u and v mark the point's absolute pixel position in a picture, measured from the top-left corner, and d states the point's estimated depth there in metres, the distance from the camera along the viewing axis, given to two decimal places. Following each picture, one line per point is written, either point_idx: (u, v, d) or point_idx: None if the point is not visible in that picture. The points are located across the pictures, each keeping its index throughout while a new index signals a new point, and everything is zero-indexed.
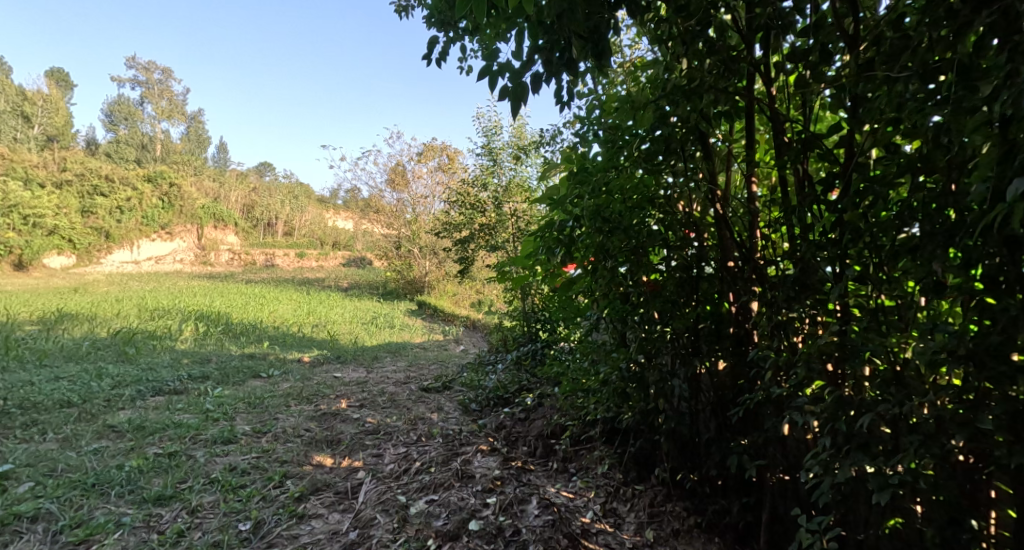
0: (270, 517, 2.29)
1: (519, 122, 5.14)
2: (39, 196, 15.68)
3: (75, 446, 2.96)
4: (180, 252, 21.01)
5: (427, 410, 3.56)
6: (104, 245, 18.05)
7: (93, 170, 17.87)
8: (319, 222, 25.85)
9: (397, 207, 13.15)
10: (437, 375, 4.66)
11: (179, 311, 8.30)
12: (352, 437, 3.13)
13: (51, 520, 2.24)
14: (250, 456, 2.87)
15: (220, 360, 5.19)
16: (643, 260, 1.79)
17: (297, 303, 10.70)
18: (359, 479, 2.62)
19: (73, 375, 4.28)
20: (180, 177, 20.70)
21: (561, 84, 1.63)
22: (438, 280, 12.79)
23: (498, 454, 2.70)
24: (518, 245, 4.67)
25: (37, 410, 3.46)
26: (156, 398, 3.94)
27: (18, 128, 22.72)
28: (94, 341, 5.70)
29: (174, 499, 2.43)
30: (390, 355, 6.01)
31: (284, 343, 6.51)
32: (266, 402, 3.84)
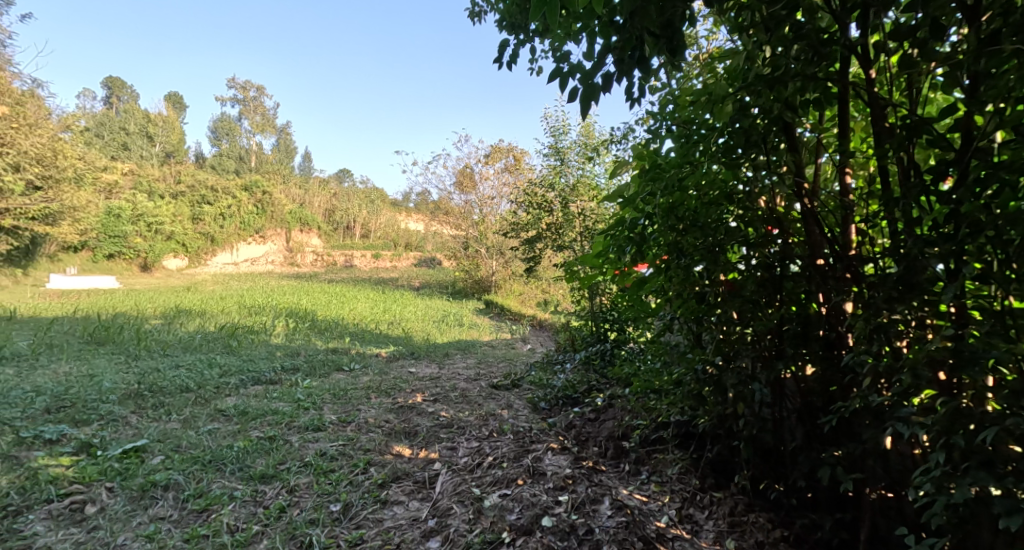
0: (358, 500, 2.45)
1: (586, 120, 5.12)
2: (159, 206, 17.59)
3: (195, 426, 3.32)
4: (272, 254, 22.82)
5: (497, 407, 3.63)
6: (210, 249, 20.01)
7: (202, 182, 19.89)
8: (393, 224, 27.03)
9: (465, 208, 13.48)
10: (506, 373, 4.74)
11: (272, 308, 9.03)
12: (428, 430, 3.26)
13: (178, 489, 2.53)
14: (337, 443, 3.07)
15: (307, 354, 5.58)
16: (720, 258, 1.71)
17: (373, 301, 11.27)
18: (435, 471, 2.73)
19: (189, 363, 4.80)
20: (271, 186, 22.45)
21: (633, 82, 1.60)
22: (505, 280, 12.96)
23: (568, 453, 2.70)
24: (585, 245, 4.65)
25: (162, 393, 3.92)
26: (256, 387, 4.32)
27: (143, 147, 25.79)
28: (203, 335, 6.32)
29: (275, 478, 2.66)
30: (460, 352, 6.19)
31: (363, 339, 6.90)
32: (349, 394, 4.09)
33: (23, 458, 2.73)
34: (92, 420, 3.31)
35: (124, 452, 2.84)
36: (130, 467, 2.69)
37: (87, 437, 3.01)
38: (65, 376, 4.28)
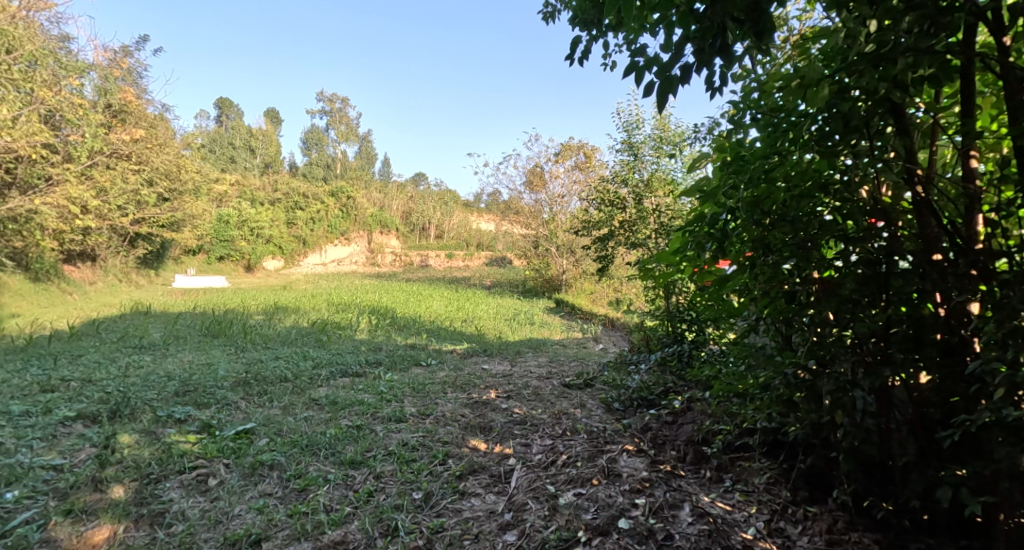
0: (438, 490, 2.55)
1: (661, 112, 4.97)
2: (260, 212, 19.24)
3: (293, 413, 3.61)
4: (355, 255, 24.22)
5: (570, 406, 3.62)
6: (301, 250, 21.62)
7: (294, 189, 21.55)
8: (465, 225, 27.70)
9: (536, 207, 13.51)
10: (578, 373, 4.70)
11: (356, 306, 9.60)
12: (502, 426, 3.32)
13: (281, 469, 2.77)
14: (418, 435, 3.21)
15: (389, 349, 5.88)
16: (813, 254, 1.59)
17: (446, 300, 11.61)
18: (510, 466, 2.77)
19: (286, 356, 5.23)
20: (354, 191, 23.82)
21: (714, 71, 1.54)
22: (576, 279, 12.84)
23: (645, 456, 2.63)
24: (661, 242, 4.51)
25: (265, 382, 4.30)
26: (344, 379, 4.62)
27: (245, 159, 28.36)
28: (298, 330, 6.85)
29: (363, 464, 2.83)
30: (531, 351, 6.24)
31: (439, 335, 7.15)
32: (427, 388, 4.25)
33: (158, 434, 3.12)
34: (210, 404, 3.71)
35: (237, 433, 3.16)
36: (242, 446, 2.98)
37: (208, 419, 3.38)
38: (187, 364, 4.83)
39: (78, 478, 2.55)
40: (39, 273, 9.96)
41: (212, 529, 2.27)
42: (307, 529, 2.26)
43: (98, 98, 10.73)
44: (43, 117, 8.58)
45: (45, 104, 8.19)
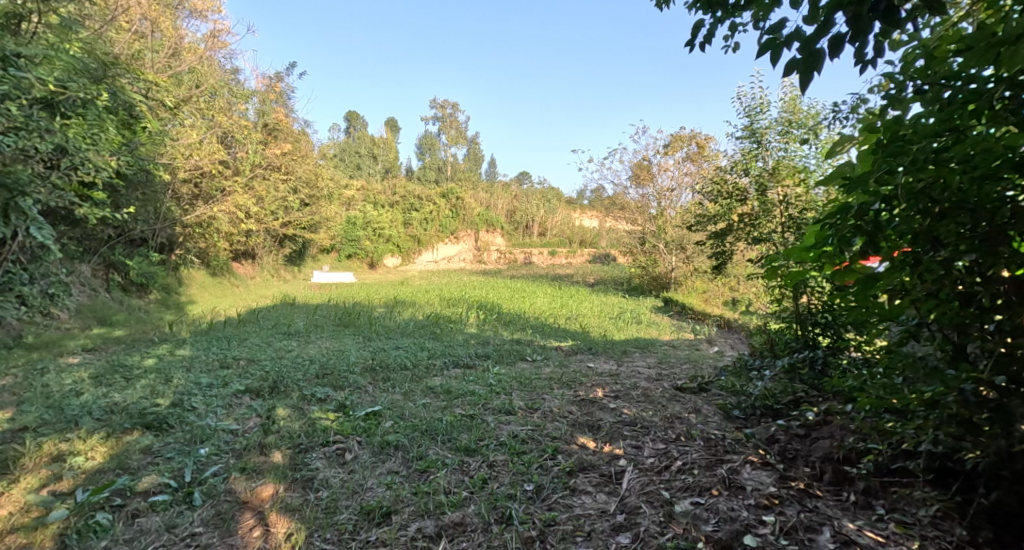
0: (549, 484, 2.57)
1: (790, 93, 4.50)
2: (381, 214, 20.93)
3: (412, 399, 3.87)
4: (464, 252, 25.29)
5: (683, 410, 3.44)
6: (416, 248, 23.11)
7: (410, 192, 23.08)
8: (568, 222, 27.71)
9: (642, 202, 13.01)
10: (692, 375, 4.45)
11: (465, 301, 10.04)
12: (611, 426, 3.26)
13: (405, 450, 2.98)
14: (527, 428, 3.26)
15: (496, 344, 6.06)
16: (1001, 248, 1.35)
17: (551, 297, 11.65)
18: (621, 467, 2.71)
19: (405, 346, 5.63)
20: (463, 191, 24.85)
21: (870, 40, 1.37)
22: (686, 277, 12.18)
23: (772, 470, 2.42)
24: (788, 236, 4.10)
25: (388, 368, 4.68)
26: (456, 369, 4.86)
27: (369, 165, 30.99)
28: (414, 322, 7.33)
29: (477, 452, 2.95)
30: (639, 350, 6.05)
31: (543, 332, 7.21)
32: (533, 383, 4.31)
33: (305, 410, 3.53)
34: (345, 386, 4.12)
35: (366, 414, 3.46)
36: (371, 426, 3.27)
37: (343, 399, 3.76)
38: (325, 349, 5.42)
39: (248, 442, 2.98)
40: (215, 269, 11.74)
41: (351, 497, 2.52)
42: (430, 508, 2.41)
43: (258, 119, 12.63)
44: (219, 138, 10.18)
45: (222, 127, 9.81)
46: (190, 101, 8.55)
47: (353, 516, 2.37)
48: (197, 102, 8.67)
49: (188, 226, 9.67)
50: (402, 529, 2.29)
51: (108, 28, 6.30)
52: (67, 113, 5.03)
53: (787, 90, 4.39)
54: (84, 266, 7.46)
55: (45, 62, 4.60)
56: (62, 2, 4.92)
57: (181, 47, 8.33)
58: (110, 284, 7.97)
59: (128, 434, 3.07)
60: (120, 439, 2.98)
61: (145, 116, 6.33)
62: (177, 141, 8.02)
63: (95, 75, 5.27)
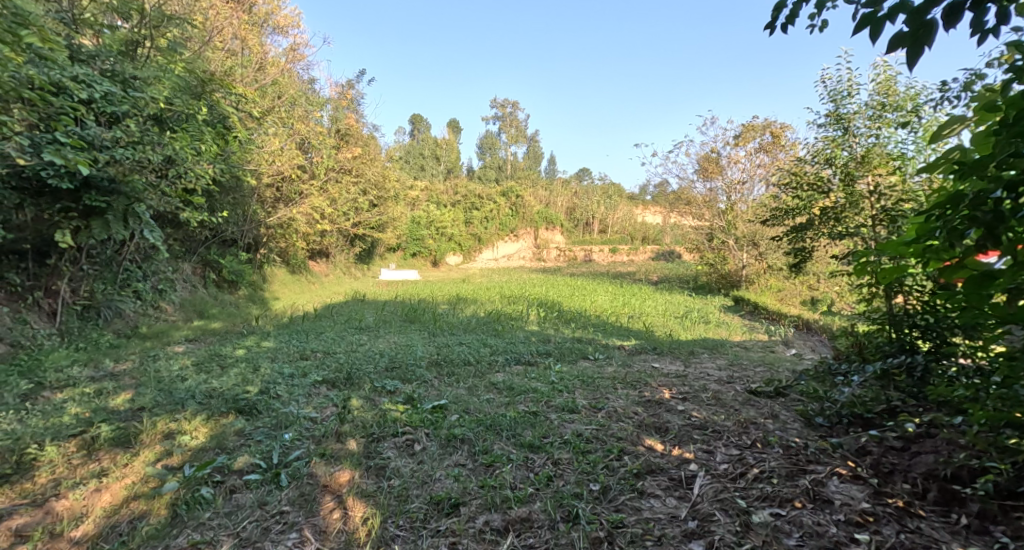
0: (616, 485, 2.54)
1: (882, 74, 4.16)
2: (444, 213, 21.51)
3: (477, 394, 3.95)
4: (525, 250, 25.39)
5: (759, 415, 3.27)
6: (477, 247, 23.51)
7: (471, 192, 23.50)
8: (630, 218, 27.13)
9: (710, 196, 12.44)
10: (767, 379, 4.21)
11: (524, 298, 10.11)
12: (679, 429, 3.16)
13: (471, 444, 3.05)
14: (591, 427, 3.23)
15: (557, 341, 6.05)
16: None
17: (613, 295, 11.44)
18: (691, 472, 2.63)
19: (468, 342, 5.75)
20: (524, 190, 24.93)
21: (992, 9, 1.23)
22: (759, 275, 11.53)
23: (865, 485, 2.26)
24: (880, 229, 3.78)
25: (452, 363, 4.80)
26: (518, 366, 4.91)
27: (432, 167, 31.89)
28: (476, 319, 7.46)
29: (542, 449, 2.96)
30: (707, 351, 5.81)
31: (605, 330, 7.11)
32: (597, 382, 4.26)
33: (377, 401, 3.71)
34: (412, 379, 4.28)
35: (433, 407, 3.57)
36: (438, 420, 3.37)
37: (411, 392, 3.90)
38: (393, 344, 5.65)
39: (326, 429, 3.17)
40: (294, 267, 12.56)
41: (421, 487, 2.61)
42: (497, 502, 2.46)
43: (331, 125, 13.12)
44: (298, 144, 10.88)
45: (300, 134, 10.47)
46: (273, 112, 9.20)
47: (424, 505, 2.46)
48: (279, 112, 9.33)
49: (271, 227, 10.40)
50: (470, 521, 2.35)
51: (204, 48, 6.94)
52: (173, 127, 5.66)
53: (880, 70, 4.06)
54: (185, 265, 8.23)
55: (156, 83, 5.25)
56: (170, 27, 5.53)
57: (265, 62, 8.99)
58: (206, 281, 8.74)
59: (224, 417, 3.35)
60: (218, 422, 3.27)
61: (237, 127, 6.79)
62: (262, 149, 8.65)
63: (194, 91, 5.84)
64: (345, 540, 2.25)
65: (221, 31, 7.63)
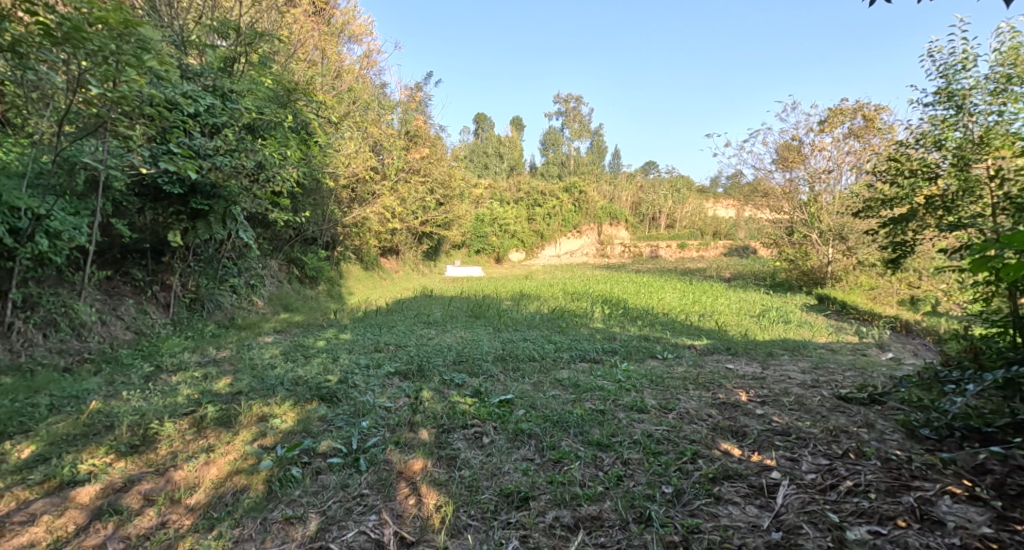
0: (690, 489, 2.46)
1: (1007, 43, 3.69)
2: (507, 210, 21.75)
3: (543, 390, 3.96)
4: (588, 246, 25.01)
5: (850, 423, 3.03)
6: (541, 243, 23.52)
7: (534, 188, 23.57)
8: (700, 212, 26.05)
9: (790, 187, 11.60)
10: (859, 384, 3.88)
11: (588, 295, 10.00)
12: (759, 433, 2.99)
13: (538, 439, 3.06)
14: (662, 428, 3.14)
15: (622, 339, 5.93)
16: None
17: (682, 292, 11.02)
18: (774, 480, 2.49)
19: (533, 338, 5.78)
20: (587, 185, 24.60)
21: None
22: (846, 271, 10.68)
23: (984, 507, 2.04)
24: (1002, 219, 3.35)
25: (517, 359, 4.85)
26: (583, 363, 4.87)
27: (496, 165, 32.28)
28: (540, 315, 7.47)
29: (610, 448, 2.92)
30: (787, 353, 5.46)
31: (673, 329, 6.87)
32: (666, 382, 4.13)
33: (446, 394, 3.82)
34: (479, 373, 4.36)
35: (500, 401, 3.63)
36: (505, 414, 3.41)
37: (478, 386, 3.98)
38: (460, 338, 5.79)
39: (400, 419, 3.31)
40: (367, 264, 13.19)
41: (491, 479, 2.67)
42: (566, 498, 2.45)
43: (401, 127, 13.67)
44: (371, 146, 11.40)
45: (373, 137, 10.99)
46: (349, 117, 9.72)
47: (494, 497, 2.51)
48: (354, 116, 9.84)
49: (347, 226, 10.99)
50: (540, 515, 2.36)
51: (288, 60, 7.46)
52: (263, 135, 6.11)
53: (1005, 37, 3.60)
54: (273, 262, 8.89)
55: (249, 94, 5.72)
56: (260, 44, 6.01)
57: (341, 70, 9.52)
58: (290, 277, 9.39)
59: (309, 403, 3.59)
60: (304, 407, 3.52)
61: (318, 132, 7.28)
62: (339, 152, 9.15)
63: (281, 100, 6.28)
64: (421, 526, 2.34)
65: (303, 43, 8.17)
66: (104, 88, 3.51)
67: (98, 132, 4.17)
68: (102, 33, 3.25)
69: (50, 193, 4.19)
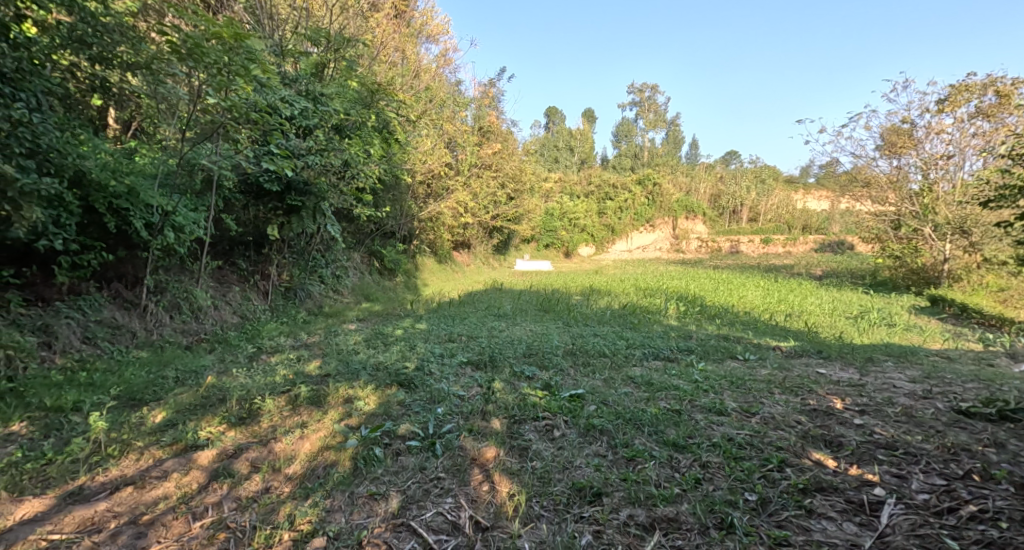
0: (777, 498, 2.31)
1: None
2: (577, 205, 21.59)
3: (614, 387, 3.88)
4: (661, 241, 23.82)
5: (971, 441, 2.70)
6: (611, 238, 23.03)
7: (606, 182, 23.13)
8: (788, 204, 24.23)
9: (897, 175, 10.50)
10: (983, 398, 3.43)
11: (662, 291, 9.66)
12: (858, 445, 2.74)
13: (610, 436, 3.01)
14: (744, 432, 2.97)
15: (699, 338, 5.67)
16: None
17: (766, 290, 10.28)
18: (877, 497, 2.29)
19: (604, 334, 5.68)
20: (662, 177, 23.67)
21: None
22: (969, 270, 9.51)
23: None
24: None
25: (589, 354, 4.78)
26: (656, 361, 4.71)
27: (565, 158, 32.01)
28: (611, 311, 7.31)
29: (687, 449, 2.80)
30: (891, 359, 4.94)
31: (756, 329, 6.46)
32: (748, 384, 3.89)
33: (517, 385, 3.86)
34: (549, 367, 4.36)
35: (571, 395, 3.60)
36: (576, 408, 3.38)
37: (548, 379, 3.98)
38: (531, 331, 5.82)
39: (473, 408, 3.38)
40: (441, 257, 13.58)
41: (563, 472, 2.66)
42: (640, 497, 2.39)
43: (474, 123, 13.88)
44: (446, 143, 11.71)
45: (447, 134, 11.28)
46: (425, 115, 10.05)
47: (566, 490, 2.50)
48: (430, 114, 10.17)
49: (422, 221, 11.38)
50: (614, 512, 2.32)
51: (371, 63, 7.83)
52: (350, 135, 6.37)
53: None
54: (356, 254, 9.42)
55: (337, 96, 6.06)
56: (347, 49, 6.35)
57: (419, 69, 9.84)
58: (371, 269, 9.88)
59: (389, 388, 3.77)
60: (384, 391, 3.69)
61: (398, 131, 7.59)
62: (416, 149, 9.51)
63: (365, 101, 6.62)
64: (495, 512, 2.38)
65: (385, 45, 8.57)
66: (217, 96, 3.92)
67: (214, 135, 4.71)
68: (215, 46, 3.58)
69: (175, 191, 4.71)
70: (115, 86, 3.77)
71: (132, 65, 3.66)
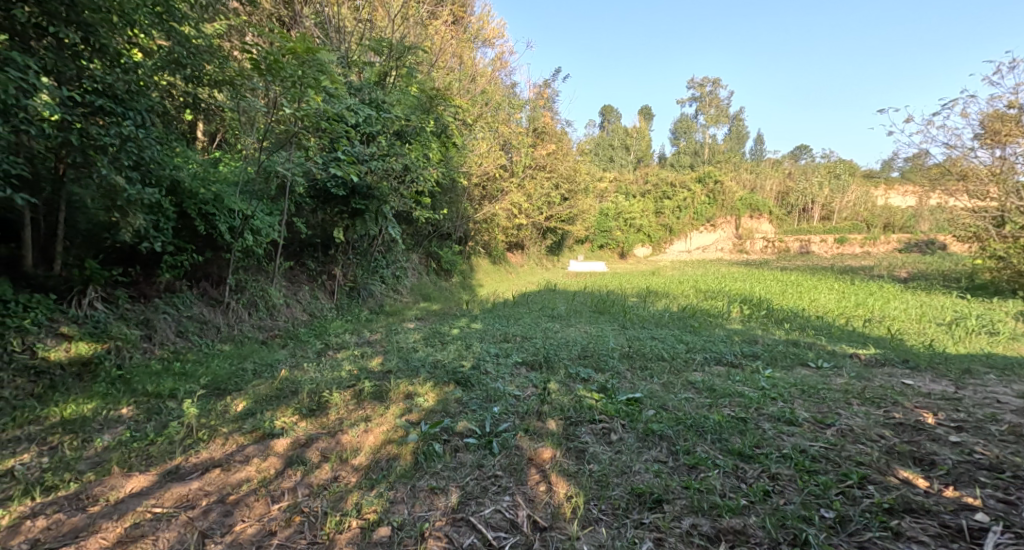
0: (858, 517, 2.14)
1: None
2: (632, 204, 21.15)
3: (673, 391, 3.75)
4: (722, 241, 22.92)
5: None
6: (670, 238, 22.36)
7: (664, 180, 22.45)
8: (867, 200, 22.57)
9: (1001, 166, 9.47)
10: None
11: (725, 294, 9.25)
12: (954, 465, 2.49)
13: (671, 441, 2.91)
14: (819, 444, 2.78)
15: (766, 343, 5.38)
16: None
17: (841, 293, 9.60)
18: (978, 524, 2.07)
19: (662, 336, 5.51)
20: (724, 174, 22.54)
21: None
22: None
23: None
24: None
25: (646, 357, 4.66)
26: (719, 366, 4.52)
27: (620, 157, 31.34)
28: (670, 313, 7.09)
29: (754, 459, 2.66)
30: (992, 371, 4.46)
31: (830, 334, 6.04)
32: (821, 393, 3.65)
33: (573, 387, 3.82)
34: (606, 369, 4.28)
35: (629, 399, 3.51)
36: (635, 412, 3.29)
37: (604, 382, 3.91)
38: (587, 333, 5.74)
39: (529, 408, 3.38)
40: (496, 257, 13.71)
41: (622, 476, 2.60)
42: (704, 506, 2.29)
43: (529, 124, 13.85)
44: (502, 145, 11.80)
45: (503, 136, 11.36)
46: (482, 118, 10.16)
47: (625, 494, 2.44)
48: (486, 117, 10.29)
49: (478, 222, 11.52)
50: (677, 520, 2.24)
51: (430, 68, 8.01)
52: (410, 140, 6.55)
53: None
54: (415, 255, 9.68)
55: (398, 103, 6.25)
56: (408, 56, 6.55)
57: (476, 73, 9.97)
58: (428, 269, 10.13)
59: (446, 386, 3.84)
60: (441, 389, 3.77)
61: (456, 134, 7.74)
62: (473, 152, 9.65)
63: (425, 106, 6.78)
64: (553, 513, 2.36)
65: (443, 51, 8.76)
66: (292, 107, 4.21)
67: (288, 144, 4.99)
68: (290, 62, 3.84)
69: (253, 196, 5.04)
70: (205, 101, 4.05)
71: (218, 82, 3.92)
